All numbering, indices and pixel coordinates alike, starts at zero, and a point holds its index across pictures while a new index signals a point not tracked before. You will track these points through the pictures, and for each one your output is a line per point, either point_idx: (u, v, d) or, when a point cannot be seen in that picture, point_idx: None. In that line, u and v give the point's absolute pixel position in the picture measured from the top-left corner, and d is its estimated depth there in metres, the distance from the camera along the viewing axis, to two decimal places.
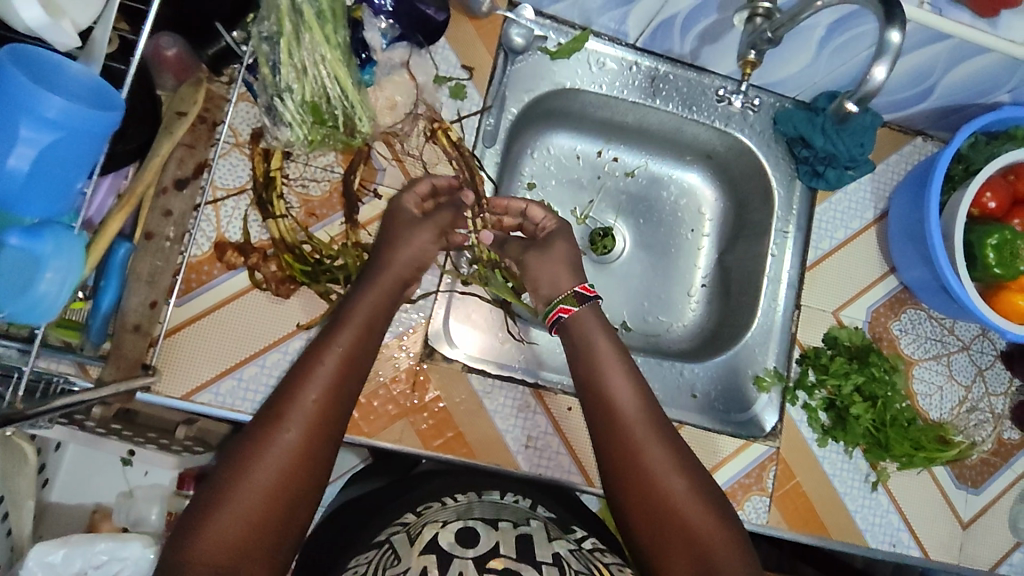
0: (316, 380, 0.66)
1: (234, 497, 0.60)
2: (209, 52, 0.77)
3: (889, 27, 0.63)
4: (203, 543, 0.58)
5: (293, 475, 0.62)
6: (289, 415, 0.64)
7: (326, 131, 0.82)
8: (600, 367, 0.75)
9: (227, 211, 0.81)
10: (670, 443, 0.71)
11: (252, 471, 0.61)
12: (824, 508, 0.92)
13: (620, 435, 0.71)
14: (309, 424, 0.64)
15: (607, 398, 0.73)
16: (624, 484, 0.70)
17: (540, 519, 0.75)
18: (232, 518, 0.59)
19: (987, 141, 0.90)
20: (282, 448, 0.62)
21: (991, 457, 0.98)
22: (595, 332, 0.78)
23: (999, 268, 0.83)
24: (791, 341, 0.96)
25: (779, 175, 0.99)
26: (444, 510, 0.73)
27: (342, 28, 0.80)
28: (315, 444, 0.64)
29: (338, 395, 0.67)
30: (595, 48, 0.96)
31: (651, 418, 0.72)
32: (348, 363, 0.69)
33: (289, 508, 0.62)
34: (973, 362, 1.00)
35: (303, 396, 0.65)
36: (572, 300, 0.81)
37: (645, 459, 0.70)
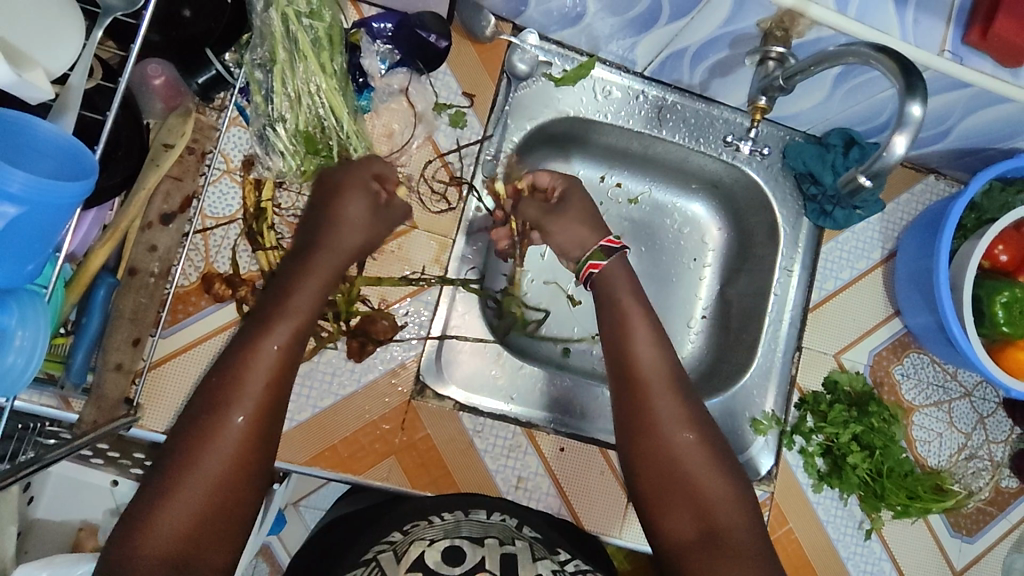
0: (264, 366, 0.64)
1: (184, 487, 0.59)
2: (199, 80, 0.74)
3: (909, 99, 0.60)
4: (157, 535, 0.57)
5: (249, 460, 0.62)
6: (238, 402, 0.63)
7: (320, 161, 0.80)
8: (618, 320, 0.77)
9: (216, 241, 0.79)
10: (681, 399, 0.74)
11: (205, 460, 0.60)
12: (815, 553, 0.91)
13: (630, 396, 0.74)
14: (259, 409, 0.63)
15: (627, 356, 0.75)
16: (633, 437, 0.73)
17: (526, 539, 0.74)
18: (181, 510, 0.58)
19: (1002, 187, 0.86)
20: (231, 437, 0.61)
21: (987, 506, 0.97)
22: (620, 293, 0.79)
23: (1007, 327, 0.81)
24: (790, 383, 0.94)
25: (786, 212, 0.97)
26: (433, 527, 0.72)
27: (339, 55, 0.77)
28: (264, 429, 0.64)
29: (285, 376, 0.66)
30: (601, 75, 0.93)
31: (664, 370, 0.75)
32: (296, 341, 0.67)
33: (241, 495, 0.61)
34: (974, 409, 0.98)
35: (247, 383, 0.64)
36: (600, 255, 0.80)
37: (651, 412, 0.73)
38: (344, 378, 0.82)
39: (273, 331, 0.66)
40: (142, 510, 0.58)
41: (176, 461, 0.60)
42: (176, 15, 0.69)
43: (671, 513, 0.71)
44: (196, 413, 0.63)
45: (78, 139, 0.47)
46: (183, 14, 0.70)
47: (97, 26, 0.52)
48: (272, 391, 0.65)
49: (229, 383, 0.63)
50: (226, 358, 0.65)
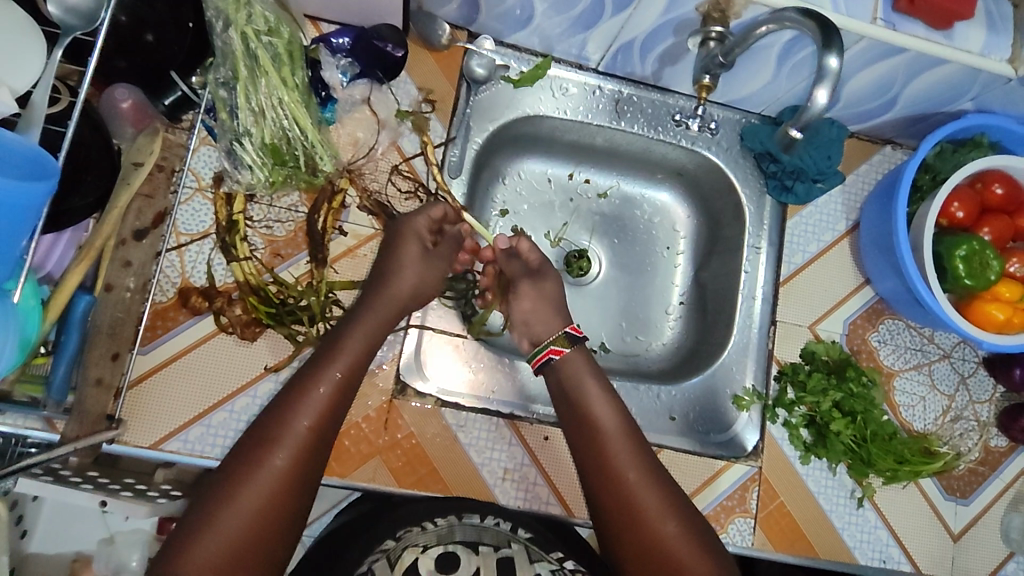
0: (311, 409, 0.66)
1: (220, 518, 0.60)
2: (166, 101, 0.79)
3: (826, 52, 0.63)
4: (195, 560, 0.59)
5: (282, 501, 0.63)
6: (281, 442, 0.64)
7: (288, 171, 0.82)
8: (582, 410, 0.77)
9: (191, 256, 0.81)
10: (654, 482, 0.72)
11: (245, 496, 0.62)
12: (810, 526, 0.91)
13: (605, 485, 0.72)
14: (298, 454, 0.64)
15: (587, 415, 0.76)
16: (607, 518, 0.72)
17: (519, 541, 0.79)
18: (215, 544, 0.60)
19: (953, 150, 0.89)
20: (268, 478, 0.63)
21: (978, 466, 0.97)
22: (575, 365, 0.81)
23: (969, 279, 0.82)
24: (768, 357, 0.95)
25: (748, 191, 0.99)
26: (425, 533, 0.76)
27: (300, 69, 0.81)
28: (302, 477, 0.64)
29: (329, 422, 0.68)
30: (557, 74, 0.96)
31: (626, 447, 0.74)
32: (342, 392, 0.69)
33: (271, 534, 0.62)
34: (955, 370, 0.99)
35: (296, 422, 0.65)
36: (562, 341, 0.83)
37: (623, 492, 0.71)
38: None
39: (324, 374, 0.69)
40: (189, 533, 0.60)
41: (214, 496, 0.62)
42: (140, 39, 0.72)
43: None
44: (244, 447, 0.64)
45: (41, 149, 0.50)
46: (145, 39, 0.73)
47: (58, 45, 0.54)
48: (315, 436, 0.66)
49: (273, 423, 0.65)
50: (291, 387, 0.68)
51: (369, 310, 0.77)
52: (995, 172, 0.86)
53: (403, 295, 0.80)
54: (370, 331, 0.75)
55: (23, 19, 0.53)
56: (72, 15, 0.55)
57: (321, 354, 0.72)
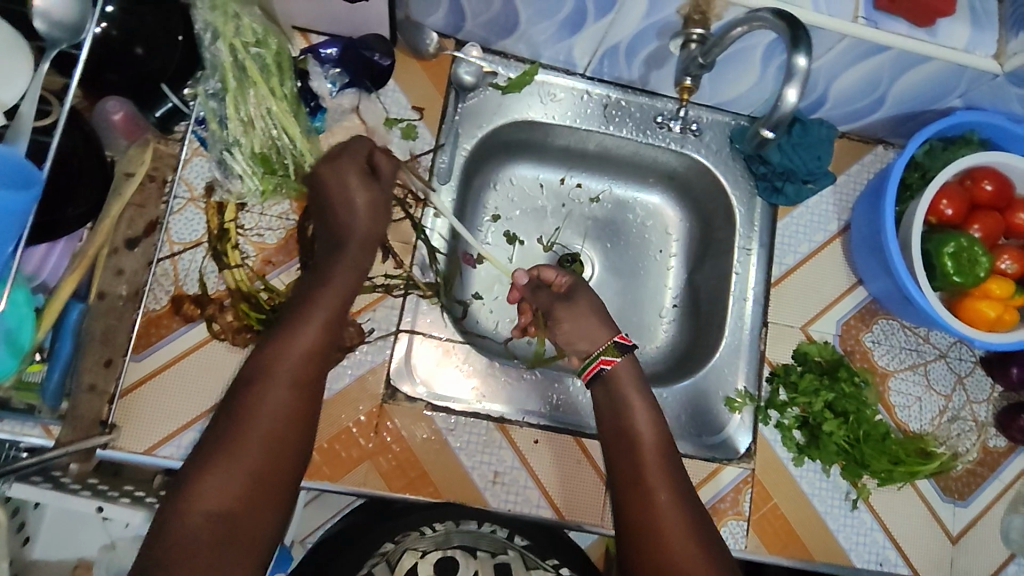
0: (299, 346, 0.71)
1: (233, 447, 0.65)
2: (157, 114, 0.81)
3: (794, 51, 0.64)
4: (209, 493, 0.63)
5: (287, 430, 0.68)
6: (278, 376, 0.69)
7: (277, 180, 0.83)
8: (623, 421, 0.79)
9: (184, 265, 0.83)
10: (678, 496, 0.74)
11: (251, 430, 0.66)
12: (804, 529, 0.90)
13: (633, 492, 0.75)
14: (296, 386, 0.69)
15: (628, 422, 0.79)
16: (626, 524, 0.74)
17: (516, 548, 0.82)
18: (227, 478, 0.63)
19: (942, 147, 0.89)
20: (269, 407, 0.67)
21: (977, 467, 0.96)
22: (618, 372, 0.82)
23: (958, 277, 0.81)
24: (759, 359, 0.95)
25: (739, 193, 0.99)
26: (423, 539, 0.80)
27: (289, 79, 0.82)
28: (302, 407, 0.69)
29: (318, 358, 0.72)
30: (544, 80, 0.97)
31: (658, 459, 0.76)
32: (330, 329, 0.73)
33: (280, 461, 0.67)
34: (952, 370, 0.98)
35: (288, 359, 0.70)
36: (613, 350, 0.84)
37: (649, 500, 0.73)
38: None
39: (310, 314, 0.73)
40: (198, 469, 0.64)
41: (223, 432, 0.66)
42: (129, 51, 0.74)
43: None
44: (242, 386, 0.69)
45: (27, 160, 0.51)
46: (135, 51, 0.75)
47: (45, 58, 0.56)
48: (309, 369, 0.71)
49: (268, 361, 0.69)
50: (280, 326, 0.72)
51: (353, 256, 0.78)
52: (984, 169, 0.86)
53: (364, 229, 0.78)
54: (359, 277, 0.79)
55: (9, 32, 0.55)
56: (57, 29, 0.57)
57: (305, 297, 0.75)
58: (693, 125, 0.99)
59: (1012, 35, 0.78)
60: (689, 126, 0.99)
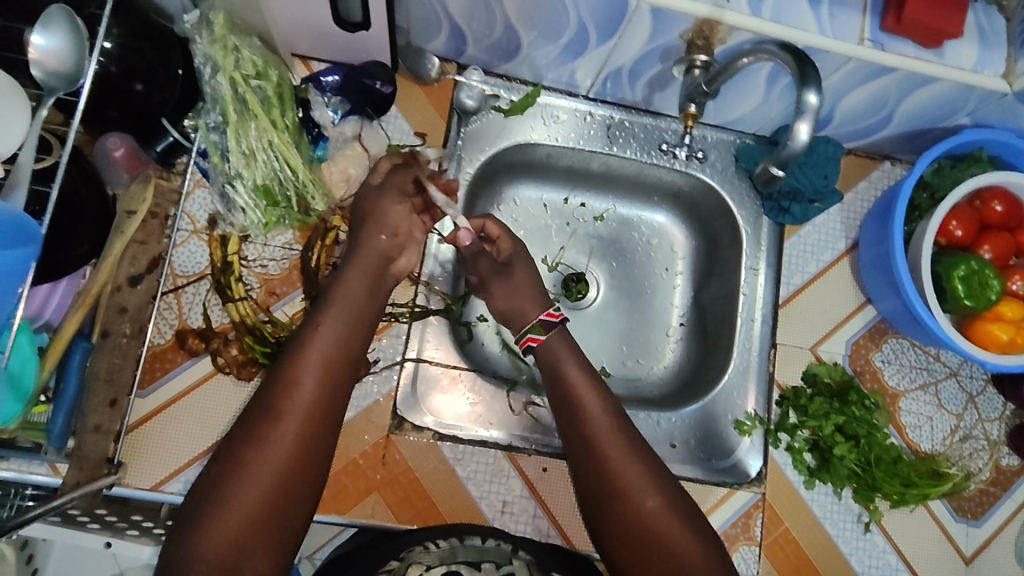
0: (308, 373, 0.66)
1: (238, 489, 0.60)
2: (158, 148, 0.79)
3: (804, 87, 0.64)
4: (212, 536, 0.58)
5: (298, 470, 0.62)
6: (290, 410, 0.63)
7: (280, 212, 0.83)
8: (585, 439, 0.72)
9: (188, 298, 0.82)
10: (674, 516, 0.68)
11: (257, 467, 0.61)
12: (816, 553, 0.90)
13: (599, 487, 0.70)
14: (309, 421, 0.64)
15: (579, 412, 0.74)
16: (622, 556, 0.69)
17: (523, 560, 0.73)
18: (231, 519, 0.59)
19: (951, 166, 0.88)
20: (280, 446, 0.62)
21: (990, 487, 0.95)
22: (563, 365, 0.78)
23: (970, 300, 0.80)
24: (769, 381, 0.94)
25: (745, 213, 0.98)
26: (429, 553, 0.72)
27: (290, 110, 0.83)
28: (315, 444, 0.64)
29: (330, 387, 0.67)
30: (547, 102, 0.96)
31: (617, 444, 0.71)
32: (339, 356, 0.69)
33: (288, 501, 0.62)
34: (963, 389, 0.97)
35: (298, 388, 0.64)
36: (539, 328, 0.82)
37: (643, 527, 0.67)
38: None
39: (318, 339, 0.68)
40: (203, 509, 0.59)
41: (225, 467, 0.61)
42: (129, 89, 0.73)
43: None
44: (249, 416, 0.64)
45: (27, 214, 0.51)
46: (134, 88, 0.74)
47: (43, 106, 0.55)
48: (323, 402, 0.65)
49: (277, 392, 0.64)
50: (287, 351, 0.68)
51: (352, 277, 0.74)
52: (994, 188, 0.85)
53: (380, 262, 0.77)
54: (362, 297, 0.74)
55: (8, 82, 0.54)
56: (53, 77, 0.57)
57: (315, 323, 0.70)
58: (699, 154, 0.98)
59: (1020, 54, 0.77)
60: (695, 154, 0.98)
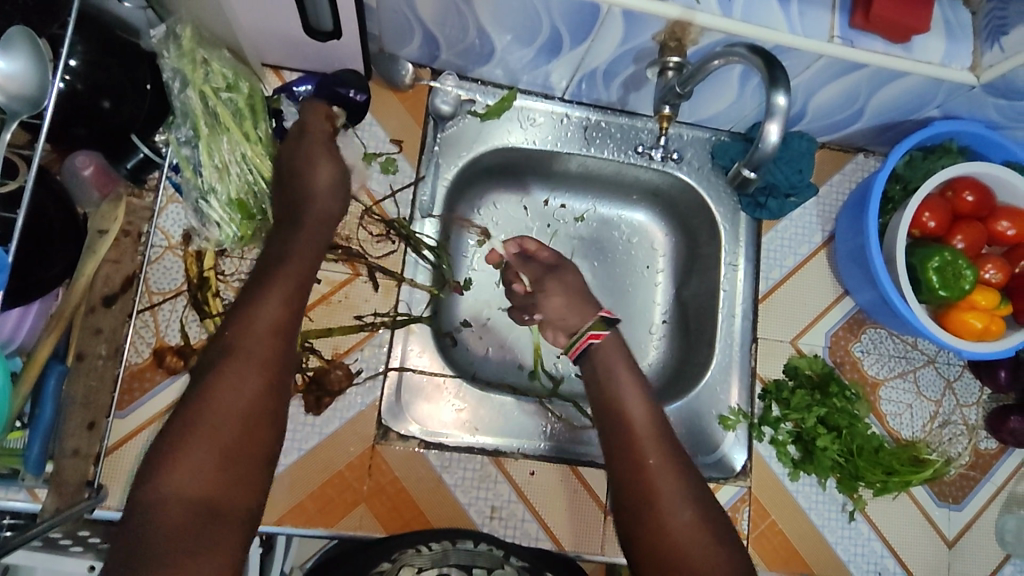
0: (268, 312, 0.66)
1: (197, 433, 0.59)
2: (128, 165, 0.78)
3: (773, 90, 0.65)
4: (177, 484, 0.57)
5: (263, 407, 0.62)
6: (247, 348, 0.63)
7: (256, 224, 0.83)
8: (627, 449, 0.72)
9: (165, 316, 0.81)
10: (706, 534, 0.68)
11: (218, 406, 0.60)
12: (803, 543, 0.91)
13: (636, 496, 0.70)
14: (267, 363, 0.63)
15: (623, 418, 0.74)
16: (648, 567, 0.69)
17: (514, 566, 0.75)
18: (194, 466, 0.57)
19: (922, 157, 0.89)
20: (240, 386, 0.61)
21: (969, 471, 0.97)
22: (616, 364, 0.79)
23: (944, 290, 0.82)
24: (751, 375, 0.95)
25: (722, 210, 0.99)
26: (421, 555, 0.74)
27: (262, 121, 0.82)
28: (277, 378, 0.64)
29: (290, 324, 0.67)
30: (523, 105, 0.96)
31: (659, 454, 0.72)
32: (306, 283, 0.71)
33: (253, 439, 0.61)
34: (941, 375, 0.98)
35: (256, 325, 0.64)
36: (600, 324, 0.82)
37: (668, 530, 0.68)
38: (306, 433, 0.83)
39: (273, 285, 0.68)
40: (163, 461, 0.58)
41: (186, 414, 0.60)
42: (97, 107, 0.71)
43: None
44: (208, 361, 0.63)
45: None
46: (102, 105, 0.72)
47: (5, 130, 0.54)
48: (280, 337, 0.65)
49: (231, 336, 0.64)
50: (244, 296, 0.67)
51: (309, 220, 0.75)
52: (965, 179, 0.86)
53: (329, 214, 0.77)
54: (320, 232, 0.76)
55: None
56: (16, 100, 0.56)
57: (270, 270, 0.70)
58: (674, 155, 0.98)
59: (987, 48, 0.78)
60: (671, 154, 0.98)
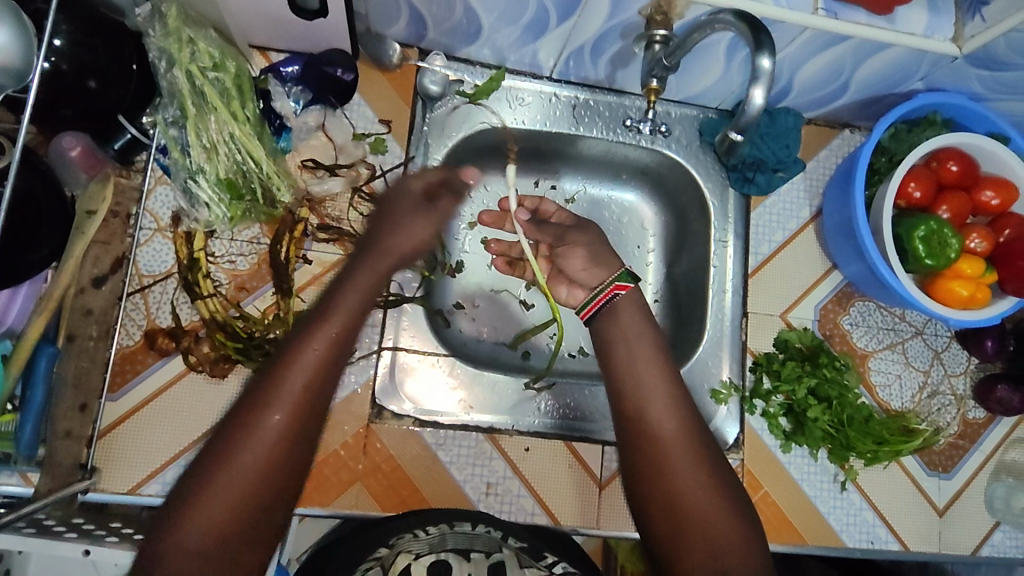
0: (303, 371, 0.61)
1: (220, 483, 0.57)
2: (116, 146, 0.79)
3: (758, 53, 0.65)
4: (189, 533, 0.56)
5: (284, 463, 0.59)
6: (277, 401, 0.59)
7: (246, 205, 0.82)
8: (646, 436, 0.71)
9: (156, 298, 0.81)
10: (717, 497, 0.68)
11: (240, 457, 0.58)
12: (795, 513, 0.92)
13: (647, 455, 0.70)
14: (297, 417, 0.60)
15: (631, 380, 0.74)
16: (659, 530, 0.68)
17: (512, 548, 0.75)
18: (208, 519, 0.56)
19: (907, 130, 0.90)
20: (269, 439, 0.58)
21: (958, 440, 0.98)
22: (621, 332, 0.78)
23: (930, 259, 0.83)
24: (742, 349, 0.96)
25: (711, 186, 0.99)
26: (417, 541, 0.74)
27: (250, 101, 0.81)
28: (299, 442, 0.60)
29: (323, 385, 0.62)
30: (511, 85, 0.96)
31: (671, 416, 0.72)
32: (340, 345, 0.63)
33: (276, 491, 0.59)
34: (929, 346, 1.00)
35: (289, 385, 0.60)
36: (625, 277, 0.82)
37: (677, 493, 0.68)
38: None
39: (310, 344, 0.62)
40: (183, 501, 0.57)
41: (213, 457, 0.58)
42: (84, 87, 0.71)
43: (686, 554, 0.66)
44: (234, 411, 0.60)
45: None
46: (88, 84, 0.72)
47: None
48: (313, 395, 0.61)
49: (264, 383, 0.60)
50: (282, 347, 0.63)
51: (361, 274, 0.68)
52: (950, 150, 0.87)
53: (399, 257, 0.71)
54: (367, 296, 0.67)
55: None
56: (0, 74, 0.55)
57: (305, 325, 0.64)
58: (662, 127, 0.99)
59: (968, 18, 0.79)
60: (659, 129, 0.98)
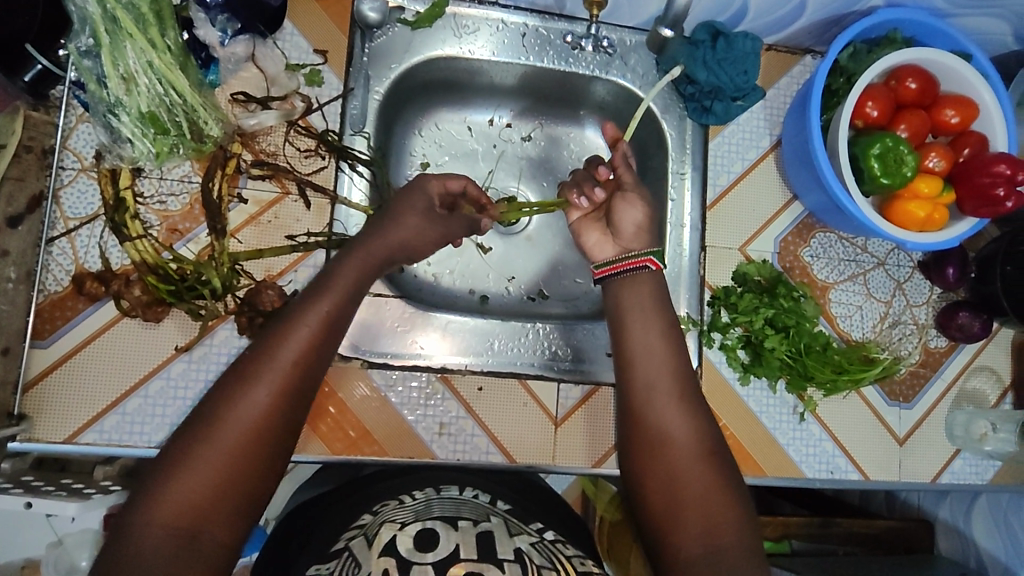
0: (295, 342, 0.59)
1: (203, 453, 0.54)
2: (26, 78, 0.74)
3: None
4: (170, 500, 0.52)
5: (271, 438, 0.56)
6: (266, 374, 0.57)
7: (172, 140, 0.78)
8: (650, 404, 0.68)
9: (83, 240, 0.77)
10: (711, 469, 0.65)
11: (225, 428, 0.55)
12: (753, 444, 0.91)
13: (644, 427, 0.67)
14: (285, 393, 0.57)
15: (631, 352, 0.71)
16: (653, 504, 0.64)
17: (499, 514, 0.66)
18: (192, 483, 0.53)
19: (867, 50, 0.86)
20: (255, 413, 0.56)
21: (919, 368, 0.97)
22: (627, 302, 0.75)
23: (885, 178, 0.81)
24: (700, 283, 0.94)
25: (668, 116, 0.96)
26: (402, 509, 0.64)
27: (170, 28, 0.75)
28: (288, 415, 0.57)
29: (315, 361, 0.60)
30: (456, 13, 0.91)
31: (673, 389, 0.69)
32: (336, 319, 0.63)
33: (257, 471, 0.55)
34: (890, 276, 0.98)
35: (279, 355, 0.58)
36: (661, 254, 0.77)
37: (674, 466, 0.65)
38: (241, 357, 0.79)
39: (306, 315, 0.61)
40: (160, 473, 0.53)
41: (194, 430, 0.55)
42: None
43: (678, 528, 0.62)
44: (219, 385, 0.58)
45: None
46: None
47: None
48: (303, 369, 0.59)
49: (255, 356, 0.58)
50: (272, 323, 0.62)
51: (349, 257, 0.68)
52: (908, 67, 0.84)
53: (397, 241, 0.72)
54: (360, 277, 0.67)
55: None
56: None
57: (299, 300, 0.63)
58: (604, 42, 0.94)
59: None
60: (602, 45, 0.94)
